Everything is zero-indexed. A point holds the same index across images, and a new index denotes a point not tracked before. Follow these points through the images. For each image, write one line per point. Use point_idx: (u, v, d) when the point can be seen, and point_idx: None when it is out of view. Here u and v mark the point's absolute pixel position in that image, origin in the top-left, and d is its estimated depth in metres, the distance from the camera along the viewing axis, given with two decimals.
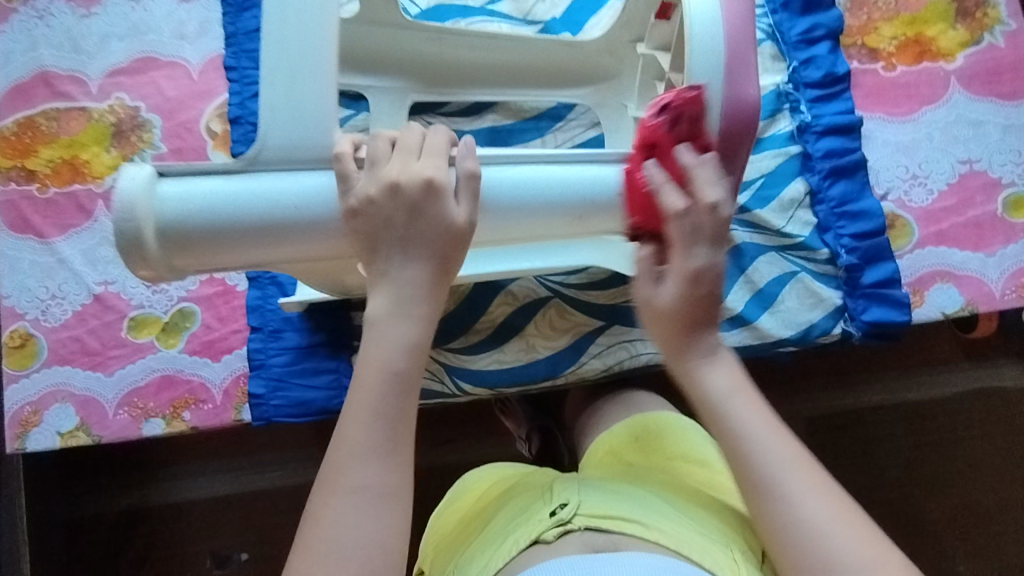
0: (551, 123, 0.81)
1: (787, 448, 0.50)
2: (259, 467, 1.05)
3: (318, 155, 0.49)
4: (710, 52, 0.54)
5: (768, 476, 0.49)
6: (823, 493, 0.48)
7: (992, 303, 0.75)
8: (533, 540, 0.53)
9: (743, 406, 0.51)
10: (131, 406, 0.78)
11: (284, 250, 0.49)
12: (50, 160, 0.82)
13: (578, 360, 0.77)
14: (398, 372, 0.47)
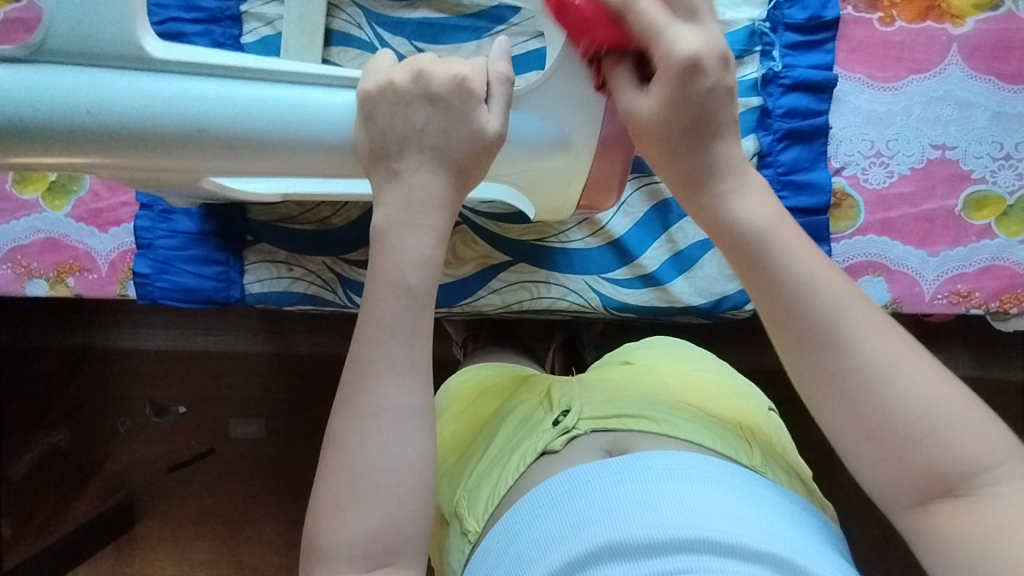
0: (491, 25, 0.71)
1: (837, 285, 0.45)
2: (200, 328, 1.07)
3: (116, 55, 0.42)
4: None
5: (824, 311, 0.44)
6: (883, 336, 0.43)
7: (920, 305, 0.70)
8: (542, 451, 0.53)
9: (782, 240, 0.46)
10: (15, 264, 0.75)
11: (81, 156, 0.44)
12: None
13: (475, 293, 0.73)
14: (411, 287, 0.44)
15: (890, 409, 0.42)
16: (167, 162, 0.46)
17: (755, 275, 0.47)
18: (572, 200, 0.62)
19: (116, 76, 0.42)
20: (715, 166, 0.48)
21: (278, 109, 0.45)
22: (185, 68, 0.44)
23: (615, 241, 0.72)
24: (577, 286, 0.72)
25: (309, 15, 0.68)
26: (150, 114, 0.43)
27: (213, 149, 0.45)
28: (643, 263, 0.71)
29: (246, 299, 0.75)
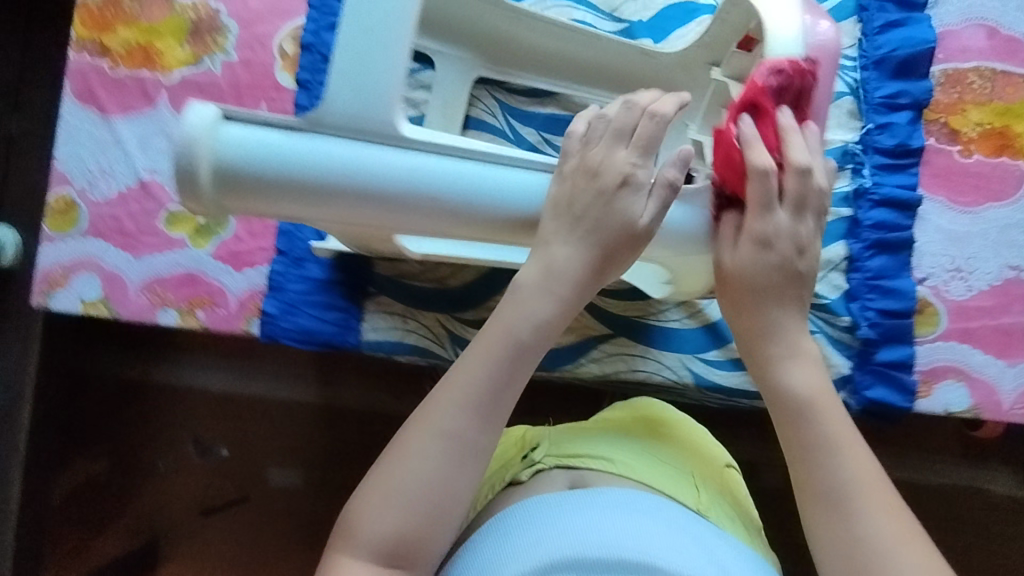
0: None
1: (857, 463, 0.55)
2: (253, 375, 1.08)
3: (379, 130, 0.50)
4: (780, 101, 0.54)
5: (837, 488, 0.54)
6: (890, 518, 0.52)
7: (998, 413, 0.74)
8: (512, 480, 0.64)
9: (823, 416, 0.57)
10: (152, 293, 0.82)
11: (323, 213, 0.50)
12: (127, 41, 0.84)
13: (576, 360, 0.78)
14: (521, 341, 0.55)
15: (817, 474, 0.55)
16: (396, 223, 0.52)
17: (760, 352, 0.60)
18: (703, 285, 0.68)
19: (377, 148, 0.50)
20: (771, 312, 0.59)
21: (498, 188, 0.53)
22: (432, 146, 0.51)
23: (710, 324, 0.78)
24: (672, 362, 0.78)
25: (452, 102, 0.78)
26: (405, 182, 0.50)
27: (442, 216, 0.52)
28: (735, 347, 0.77)
29: (361, 345, 0.80)
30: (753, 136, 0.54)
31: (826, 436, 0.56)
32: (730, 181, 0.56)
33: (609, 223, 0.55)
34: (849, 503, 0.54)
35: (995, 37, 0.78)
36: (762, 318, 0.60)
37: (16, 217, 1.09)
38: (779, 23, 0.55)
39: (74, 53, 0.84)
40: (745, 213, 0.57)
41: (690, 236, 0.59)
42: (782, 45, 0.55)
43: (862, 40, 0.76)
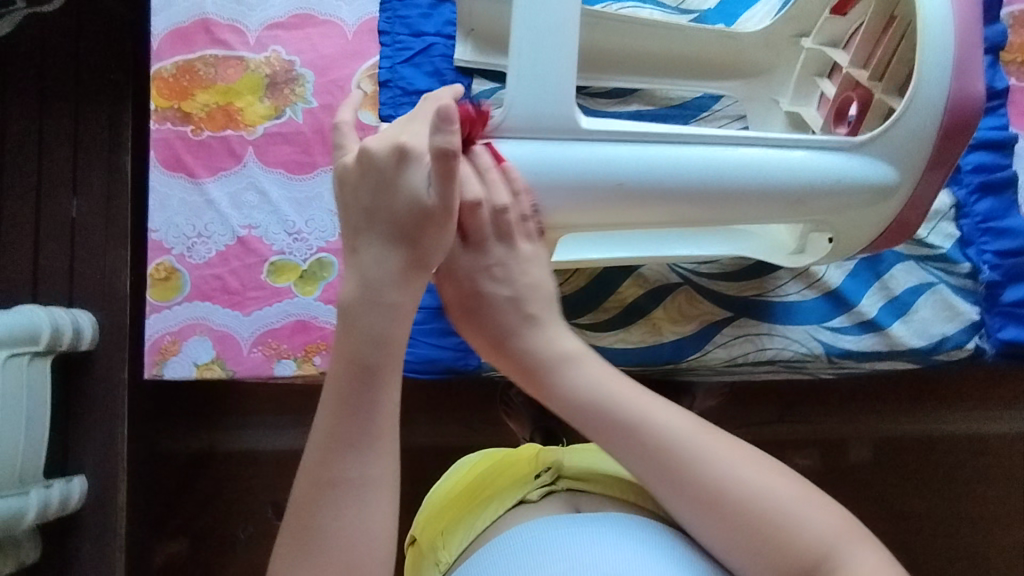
0: (696, 113, 0.82)
1: (688, 423, 0.52)
2: None
3: (556, 125, 0.54)
4: (940, 41, 0.52)
5: (659, 455, 0.50)
6: (739, 464, 0.50)
7: None
8: (521, 499, 0.61)
9: (621, 423, 0.51)
10: (265, 346, 0.81)
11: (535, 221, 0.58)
12: (206, 104, 0.86)
13: (702, 347, 0.78)
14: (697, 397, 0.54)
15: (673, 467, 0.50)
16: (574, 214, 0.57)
17: (523, 365, 0.55)
18: (864, 245, 0.63)
19: (553, 144, 0.55)
20: (537, 358, 0.54)
21: (670, 168, 0.55)
22: (603, 136, 0.55)
23: (831, 291, 0.77)
24: (799, 335, 0.77)
25: None
26: (575, 174, 0.55)
27: (615, 199, 0.56)
28: (862, 310, 0.77)
29: (482, 367, 0.79)
30: (919, 82, 0.52)
31: (656, 443, 0.50)
32: (904, 128, 0.54)
33: (801, 175, 0.55)
34: (733, 506, 0.49)
35: None
36: (540, 344, 0.54)
37: (91, 299, 1.10)
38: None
39: (156, 123, 0.85)
40: (919, 157, 0.55)
41: (868, 187, 0.56)
42: None
43: None
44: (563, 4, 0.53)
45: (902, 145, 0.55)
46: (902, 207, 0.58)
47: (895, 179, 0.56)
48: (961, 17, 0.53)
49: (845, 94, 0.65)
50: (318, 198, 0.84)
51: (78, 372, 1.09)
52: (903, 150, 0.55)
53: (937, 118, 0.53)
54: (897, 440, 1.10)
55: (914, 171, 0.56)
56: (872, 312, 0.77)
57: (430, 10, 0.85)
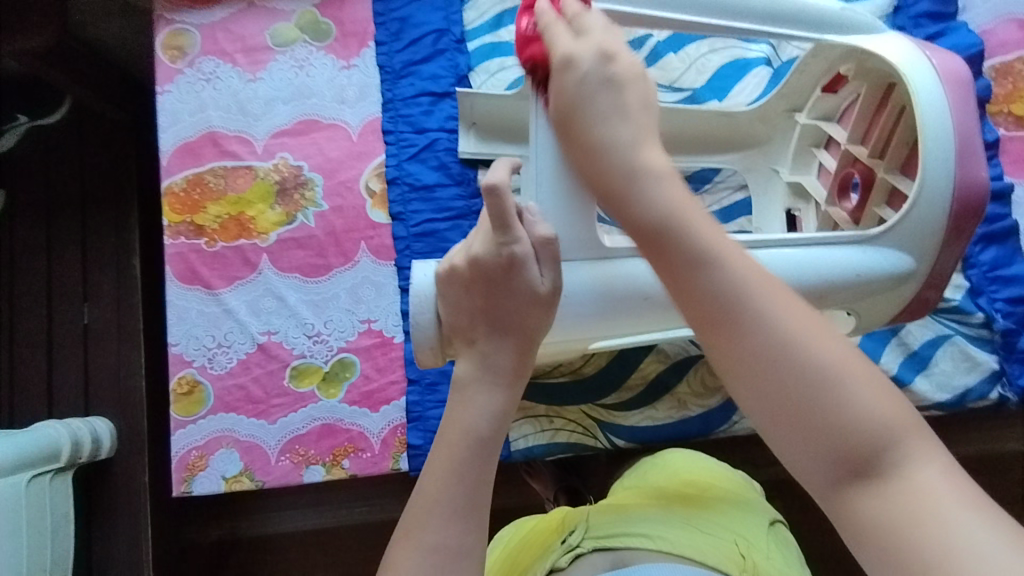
0: (698, 186, 0.83)
1: (789, 311, 0.41)
2: (348, 503, 1.14)
3: (588, 248, 0.57)
4: (941, 135, 0.54)
5: (729, 295, 0.42)
6: (855, 378, 0.40)
7: None
8: (550, 569, 0.58)
9: (766, 298, 0.42)
10: (293, 453, 0.81)
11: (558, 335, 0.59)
12: (218, 215, 0.87)
13: (729, 418, 0.79)
14: (721, 243, 0.44)
15: (758, 339, 0.41)
16: (612, 323, 0.60)
17: (663, 240, 0.44)
18: (886, 320, 0.63)
19: (589, 265, 0.57)
20: (656, 199, 0.45)
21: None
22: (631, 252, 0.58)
23: None
24: None
25: None
26: (608, 290, 0.58)
27: (653, 308, 0.59)
28: (883, 367, 0.77)
29: (513, 455, 0.80)
30: (924, 177, 0.54)
31: (759, 316, 0.41)
32: (918, 218, 0.55)
33: (829, 275, 0.56)
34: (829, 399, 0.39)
35: None
36: (639, 204, 0.46)
37: (107, 405, 1.10)
38: (907, 58, 0.57)
39: (170, 238, 0.86)
40: (931, 243, 0.57)
41: (891, 277, 0.57)
42: (925, 82, 0.56)
43: None
44: None
45: (915, 236, 0.56)
46: (917, 290, 0.60)
47: (910, 266, 0.57)
48: (956, 108, 0.55)
49: (846, 171, 0.68)
50: (334, 299, 0.85)
51: (99, 480, 1.08)
52: (916, 238, 0.56)
53: (945, 208, 0.55)
54: None
55: (926, 257, 0.57)
56: (894, 369, 0.77)
57: (431, 107, 0.88)
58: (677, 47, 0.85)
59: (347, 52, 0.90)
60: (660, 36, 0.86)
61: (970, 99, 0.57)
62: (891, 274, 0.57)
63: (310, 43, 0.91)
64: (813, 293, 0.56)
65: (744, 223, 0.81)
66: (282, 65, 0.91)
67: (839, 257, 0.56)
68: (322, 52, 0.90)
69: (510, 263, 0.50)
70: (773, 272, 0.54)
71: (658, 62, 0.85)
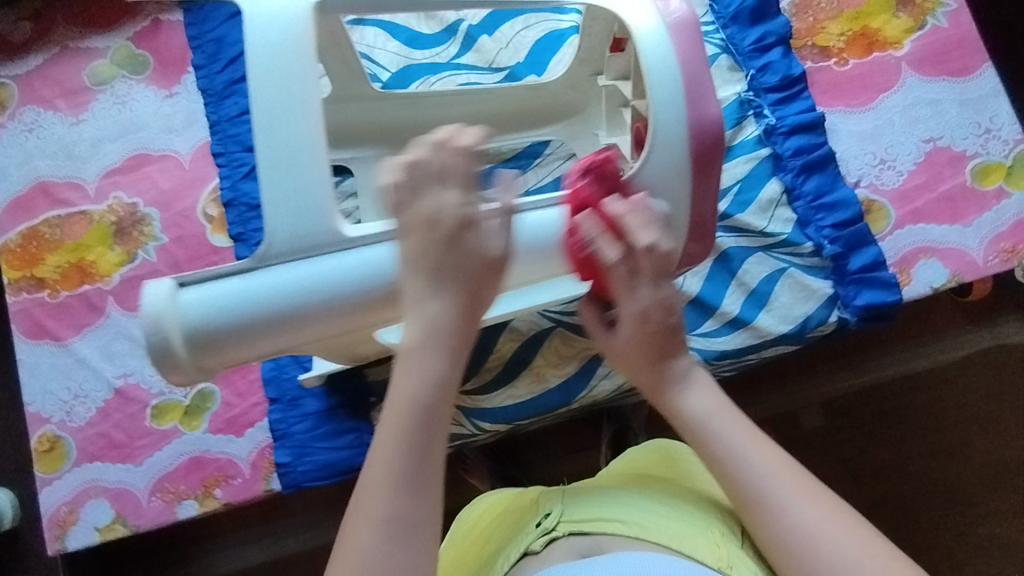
0: (530, 161, 0.82)
1: (769, 455, 0.54)
2: (288, 531, 1.03)
3: (313, 237, 0.47)
4: (666, 78, 0.56)
5: (696, 421, 0.56)
6: (811, 499, 0.51)
7: (977, 271, 0.77)
8: (523, 552, 0.59)
9: (725, 427, 0.55)
10: (163, 492, 0.80)
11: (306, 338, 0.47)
12: (58, 265, 0.85)
13: (588, 383, 0.80)
14: (702, 411, 0.56)
15: (740, 466, 0.53)
16: (374, 323, 0.50)
17: (693, 431, 0.56)
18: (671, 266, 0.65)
19: (324, 257, 0.47)
20: (687, 417, 0.57)
21: (460, 246, 0.50)
22: (381, 237, 0.49)
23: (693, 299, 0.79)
24: None
25: (380, 197, 0.79)
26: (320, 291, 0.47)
27: (415, 298, 0.49)
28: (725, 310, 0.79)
29: None
30: (654, 119, 0.56)
31: (722, 452, 0.54)
32: (661, 160, 0.57)
33: None
34: (771, 506, 0.52)
35: None
36: (681, 402, 0.57)
37: None
38: (634, 8, 0.57)
39: (12, 296, 0.84)
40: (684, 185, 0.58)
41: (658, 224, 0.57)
42: (650, 29, 0.56)
43: (714, 3, 0.82)
44: (298, 118, 0.47)
45: (666, 182, 0.57)
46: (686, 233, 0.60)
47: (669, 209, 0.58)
48: (682, 47, 0.57)
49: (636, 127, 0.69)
50: None
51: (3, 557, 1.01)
52: (670, 181, 0.57)
53: (684, 148, 0.57)
54: (851, 400, 1.07)
55: (683, 201, 0.58)
56: (735, 310, 0.79)
57: None
58: (491, 29, 0.86)
59: (168, 81, 0.89)
60: (472, 19, 0.86)
61: (699, 39, 0.57)
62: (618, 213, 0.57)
63: (129, 77, 0.89)
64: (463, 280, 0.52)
65: None
66: (103, 103, 0.89)
67: None
68: (142, 85, 0.89)
69: (462, 225, 0.48)
70: None
71: (474, 46, 0.85)
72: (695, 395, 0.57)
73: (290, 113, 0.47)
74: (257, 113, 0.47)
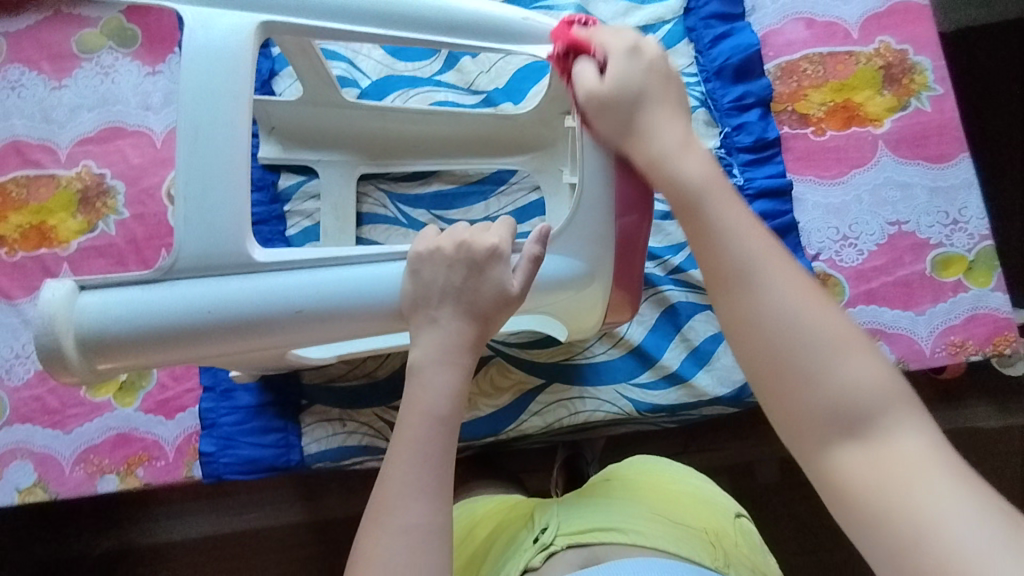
0: (494, 187, 0.83)
1: (824, 313, 0.48)
2: (234, 507, 1.06)
3: (226, 260, 0.51)
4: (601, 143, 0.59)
5: (743, 262, 0.50)
6: (857, 357, 0.46)
7: (922, 361, 0.76)
8: (523, 569, 0.59)
9: (775, 280, 0.49)
10: (87, 463, 0.81)
11: (203, 351, 0.51)
12: (19, 225, 0.86)
13: (518, 417, 0.78)
14: (742, 253, 0.50)
15: (791, 327, 0.48)
16: (266, 344, 0.53)
17: (750, 298, 0.49)
18: (595, 320, 0.69)
19: (228, 279, 0.51)
20: (729, 261, 0.50)
21: (356, 285, 0.53)
22: (285, 266, 0.52)
23: (635, 348, 0.79)
24: (609, 395, 0.78)
25: (341, 204, 0.81)
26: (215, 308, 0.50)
27: (307, 326, 0.53)
28: (664, 363, 0.79)
29: (306, 460, 0.80)
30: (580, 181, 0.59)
31: (766, 290, 0.49)
32: (582, 221, 0.60)
33: (369, 295, 0.54)
34: (811, 361, 0.46)
35: (814, 26, 0.83)
36: (730, 242, 0.51)
37: None
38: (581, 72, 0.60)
39: None
40: (602, 248, 0.61)
41: (565, 281, 0.61)
42: None
43: (699, 56, 0.83)
44: (224, 136, 0.51)
45: (581, 244, 0.60)
46: (607, 287, 0.64)
47: (586, 267, 0.61)
48: None
49: None
50: None
51: None
52: (584, 244, 0.60)
53: (608, 210, 0.60)
54: None
55: (601, 259, 0.62)
56: (675, 364, 0.79)
57: None
58: None
59: (154, 58, 0.90)
60: None
61: None
62: (550, 278, 0.60)
63: (116, 50, 0.90)
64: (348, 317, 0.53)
65: (537, 225, 0.82)
66: (87, 72, 0.90)
67: (366, 274, 0.54)
68: (128, 59, 0.90)
69: (474, 267, 0.53)
70: (329, 291, 0.53)
71: (455, 65, 0.86)
72: (748, 236, 0.51)
73: (216, 134, 0.51)
74: (185, 131, 0.51)
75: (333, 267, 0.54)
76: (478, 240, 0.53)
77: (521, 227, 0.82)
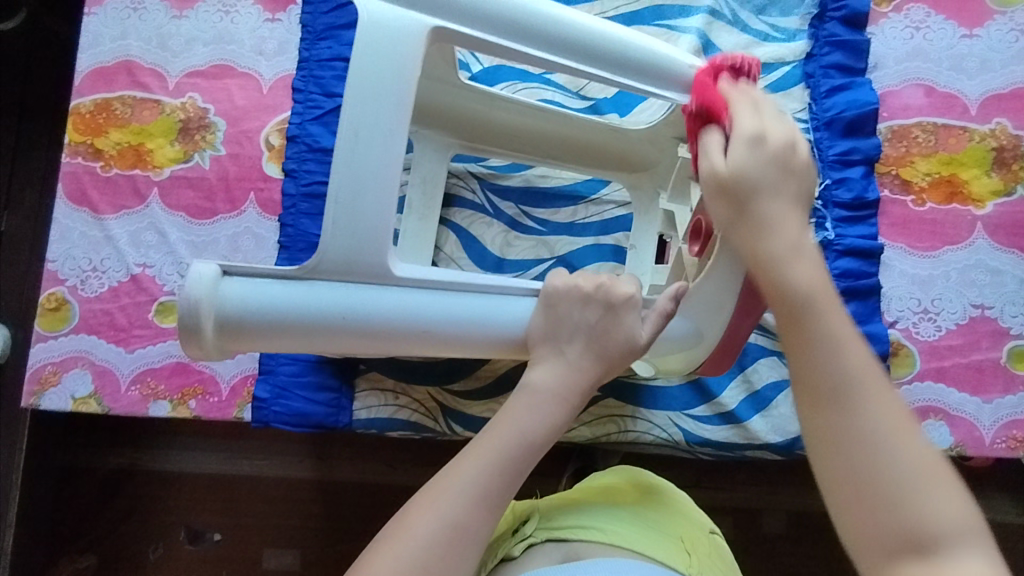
0: (585, 195, 0.85)
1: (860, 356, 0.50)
2: (249, 452, 1.07)
3: (369, 272, 0.54)
4: None
5: (836, 380, 0.49)
6: (893, 412, 0.49)
7: (981, 449, 0.76)
8: (504, 557, 0.62)
9: (867, 393, 0.49)
10: (143, 385, 0.83)
11: (323, 343, 0.55)
12: (118, 143, 0.88)
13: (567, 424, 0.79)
14: (832, 372, 0.50)
15: (852, 425, 0.48)
16: (382, 345, 0.56)
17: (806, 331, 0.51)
18: (679, 364, 0.71)
19: (362, 289, 0.54)
20: (818, 373, 0.50)
21: (477, 311, 0.57)
22: (420, 284, 0.55)
23: (697, 380, 0.80)
24: (661, 421, 0.79)
25: (431, 177, 0.81)
26: (349, 317, 0.53)
27: (425, 338, 0.56)
28: (722, 401, 0.79)
29: (353, 424, 0.81)
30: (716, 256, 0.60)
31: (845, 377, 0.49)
32: (706, 291, 0.62)
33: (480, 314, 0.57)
34: (857, 405, 0.48)
35: (933, 94, 0.83)
36: (829, 362, 0.50)
37: None
38: None
39: (67, 157, 0.87)
40: (716, 319, 0.63)
41: (674, 343, 0.65)
42: None
43: (812, 103, 0.82)
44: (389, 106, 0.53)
45: (698, 312, 0.63)
46: (708, 352, 0.67)
47: (695, 332, 0.65)
48: None
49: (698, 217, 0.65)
50: (214, 244, 0.86)
51: None
52: (702, 312, 0.63)
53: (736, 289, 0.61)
54: (823, 518, 1.04)
55: (712, 328, 0.64)
56: (732, 404, 0.79)
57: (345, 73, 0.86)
58: None
59: (276, 6, 0.92)
60: None
61: None
62: (669, 337, 0.64)
63: None
64: (459, 330, 0.56)
65: (620, 239, 0.84)
66: (209, 7, 0.91)
67: (483, 305, 0.58)
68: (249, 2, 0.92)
69: (611, 312, 0.60)
70: (450, 308, 0.56)
71: None
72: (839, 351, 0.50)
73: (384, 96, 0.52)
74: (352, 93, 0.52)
75: (460, 295, 0.56)
76: (617, 286, 0.60)
77: (604, 240, 0.84)
